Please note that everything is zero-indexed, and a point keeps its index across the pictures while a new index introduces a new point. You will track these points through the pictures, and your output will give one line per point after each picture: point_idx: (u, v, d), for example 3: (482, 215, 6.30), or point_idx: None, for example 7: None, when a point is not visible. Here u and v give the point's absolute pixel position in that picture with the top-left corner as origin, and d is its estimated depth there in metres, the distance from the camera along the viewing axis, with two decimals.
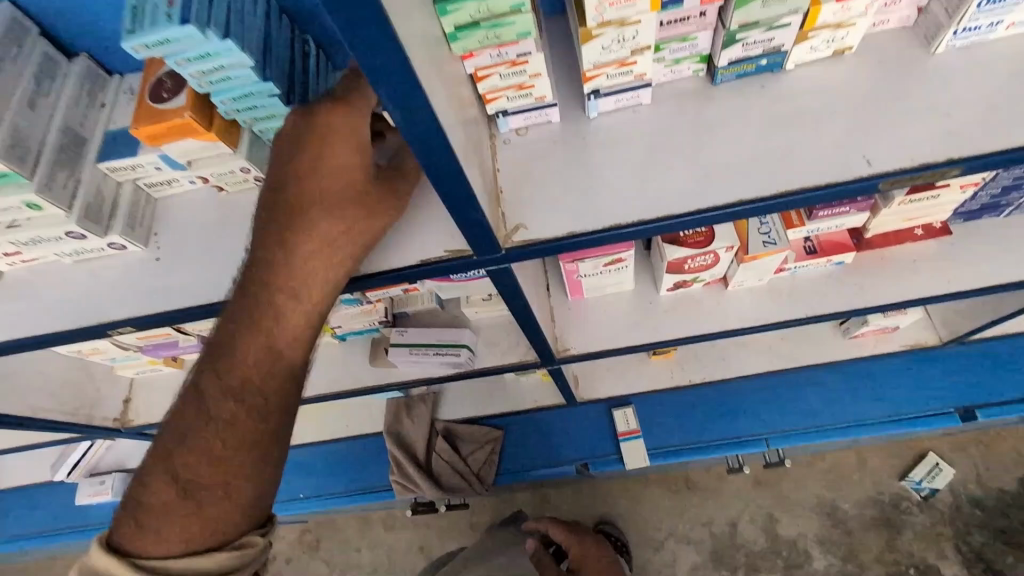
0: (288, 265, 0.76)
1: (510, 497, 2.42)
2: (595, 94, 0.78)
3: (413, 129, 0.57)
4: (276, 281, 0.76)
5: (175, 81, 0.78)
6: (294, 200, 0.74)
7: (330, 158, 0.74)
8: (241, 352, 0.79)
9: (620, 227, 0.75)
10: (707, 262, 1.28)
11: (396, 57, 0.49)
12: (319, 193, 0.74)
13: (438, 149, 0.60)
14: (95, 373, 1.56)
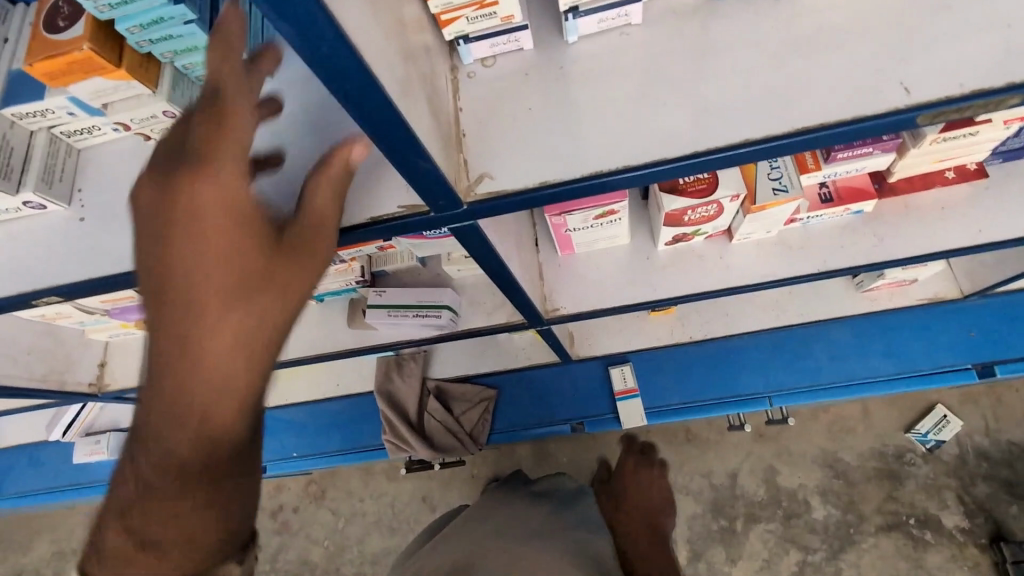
0: (197, 351, 0.51)
1: (509, 451, 2.41)
2: (573, 13, 0.65)
3: (322, 61, 0.45)
4: (180, 368, 0.51)
5: (73, 7, 0.65)
6: (192, 238, 0.50)
7: (229, 170, 0.51)
8: (162, 432, 0.52)
9: (602, 175, 0.63)
10: (709, 213, 1.16)
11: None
12: (223, 221, 0.50)
13: (364, 82, 0.47)
14: (65, 338, 1.48)
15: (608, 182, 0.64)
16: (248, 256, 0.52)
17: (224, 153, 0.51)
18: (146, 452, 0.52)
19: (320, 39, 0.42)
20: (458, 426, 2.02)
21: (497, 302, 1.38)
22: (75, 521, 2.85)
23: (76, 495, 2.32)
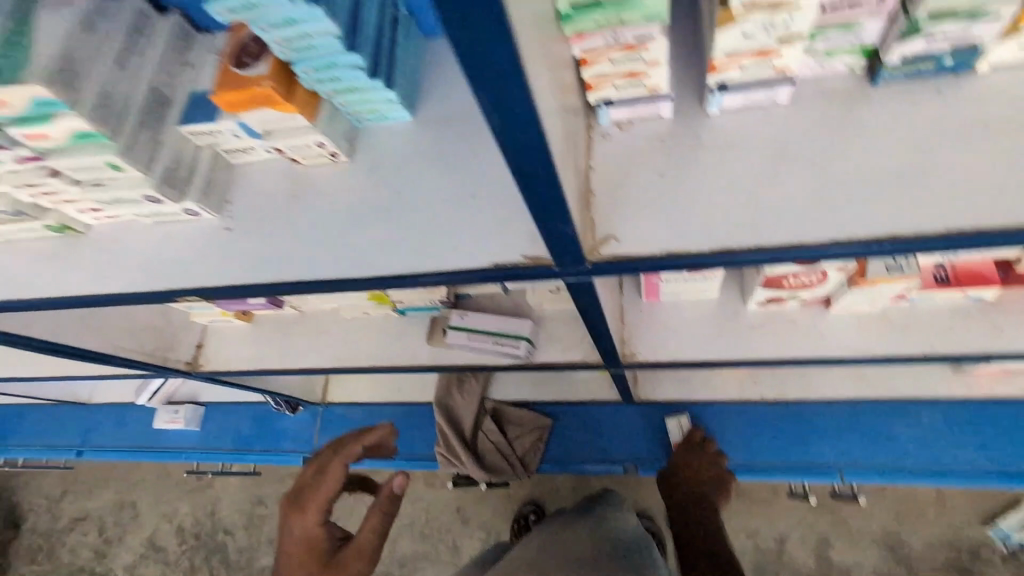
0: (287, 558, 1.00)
1: (549, 479, 2.38)
2: (721, 90, 0.65)
3: (510, 136, 0.48)
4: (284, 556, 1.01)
5: (258, 45, 0.73)
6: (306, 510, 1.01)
7: (318, 500, 1.02)
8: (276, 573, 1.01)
9: (732, 252, 0.63)
10: (810, 280, 1.12)
11: (508, 49, 0.40)
12: (309, 527, 1.01)
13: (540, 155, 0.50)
14: (174, 318, 1.61)
15: (735, 261, 0.64)
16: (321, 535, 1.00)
17: (323, 486, 1.03)
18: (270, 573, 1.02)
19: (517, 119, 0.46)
20: (511, 449, 1.99)
21: (574, 338, 1.38)
22: (139, 478, 3.06)
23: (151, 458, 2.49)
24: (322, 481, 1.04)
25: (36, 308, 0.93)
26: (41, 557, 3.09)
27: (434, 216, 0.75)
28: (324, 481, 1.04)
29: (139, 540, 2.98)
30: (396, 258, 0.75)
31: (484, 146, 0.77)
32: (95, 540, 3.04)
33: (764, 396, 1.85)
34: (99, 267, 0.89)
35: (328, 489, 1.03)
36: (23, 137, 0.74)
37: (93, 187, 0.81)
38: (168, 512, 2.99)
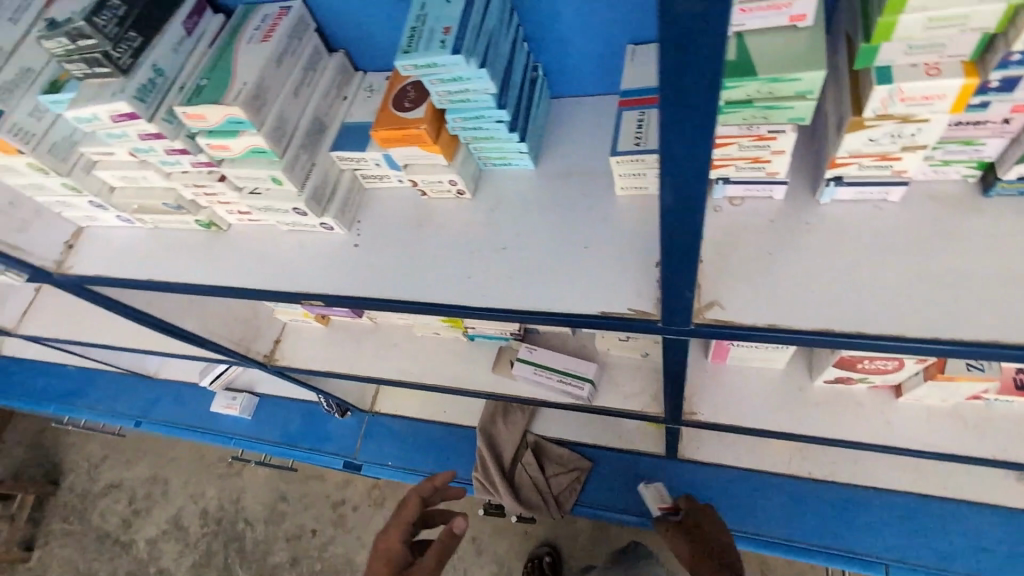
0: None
1: (570, 522, 2.36)
2: (836, 181, 0.71)
3: (674, 220, 0.54)
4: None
5: (418, 93, 0.83)
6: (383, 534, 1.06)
7: (398, 525, 1.05)
8: None
9: (833, 334, 0.67)
10: (886, 366, 1.11)
11: (704, 155, 0.46)
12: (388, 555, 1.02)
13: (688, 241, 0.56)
14: (261, 313, 1.73)
15: (837, 344, 0.68)
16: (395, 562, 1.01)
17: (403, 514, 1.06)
18: None
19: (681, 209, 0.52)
20: (546, 487, 1.98)
21: (634, 388, 1.40)
22: (167, 454, 3.08)
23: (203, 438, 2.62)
24: (401, 509, 1.07)
25: (177, 290, 1.05)
26: (71, 516, 3.06)
27: (548, 261, 0.83)
28: (403, 508, 1.07)
29: (164, 516, 2.95)
30: (510, 294, 0.83)
31: (600, 204, 0.85)
32: (124, 509, 3.02)
33: (811, 473, 1.80)
34: (241, 264, 1.01)
35: (405, 515, 1.06)
36: (208, 147, 0.86)
37: (251, 194, 0.93)
38: (195, 494, 2.98)
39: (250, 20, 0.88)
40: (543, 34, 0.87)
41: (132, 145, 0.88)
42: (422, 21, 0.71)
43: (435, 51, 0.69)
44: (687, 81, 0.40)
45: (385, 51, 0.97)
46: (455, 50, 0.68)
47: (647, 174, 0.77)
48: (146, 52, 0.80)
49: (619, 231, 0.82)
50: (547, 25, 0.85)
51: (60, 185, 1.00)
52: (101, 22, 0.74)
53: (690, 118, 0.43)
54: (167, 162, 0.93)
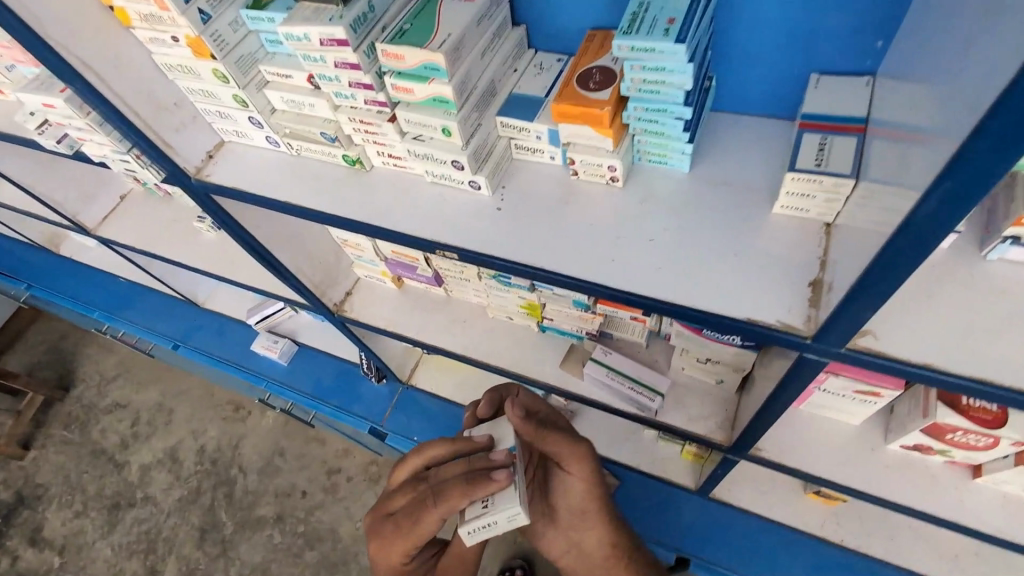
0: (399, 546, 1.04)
1: None
2: (1013, 240, 0.72)
3: (912, 231, 0.54)
4: (397, 546, 1.04)
5: (604, 77, 0.87)
6: (417, 529, 0.99)
7: (409, 541, 1.02)
8: (386, 552, 1.07)
9: (993, 385, 0.67)
10: (977, 443, 1.10)
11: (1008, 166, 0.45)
12: (402, 554, 1.05)
13: (908, 266, 0.57)
14: (341, 262, 1.77)
15: (989, 394, 0.68)
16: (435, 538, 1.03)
17: (418, 536, 1.00)
18: (380, 548, 1.07)
19: (921, 235, 0.53)
20: None
21: (701, 412, 1.39)
22: (186, 386, 3.12)
23: (235, 373, 2.65)
24: (420, 532, 0.99)
25: (310, 217, 1.09)
26: (73, 426, 3.09)
27: (693, 259, 0.85)
28: (420, 530, 0.99)
29: (162, 445, 2.97)
30: (651, 283, 0.85)
31: (753, 217, 0.87)
32: (124, 429, 3.05)
33: (843, 541, 1.74)
34: (379, 204, 1.06)
35: (421, 537, 1.00)
36: (392, 87, 0.90)
37: (414, 140, 0.96)
38: (196, 430, 2.99)
39: None
40: (729, 48, 0.90)
41: (319, 71, 0.92)
42: (643, 9, 0.76)
43: (657, 38, 0.73)
44: None
45: (563, 34, 1.00)
46: (678, 39, 0.72)
47: (816, 197, 0.79)
48: None
49: (772, 246, 0.83)
50: (737, 39, 0.88)
51: (230, 97, 1.05)
52: None
53: (1014, 127, 0.42)
54: (341, 95, 0.97)
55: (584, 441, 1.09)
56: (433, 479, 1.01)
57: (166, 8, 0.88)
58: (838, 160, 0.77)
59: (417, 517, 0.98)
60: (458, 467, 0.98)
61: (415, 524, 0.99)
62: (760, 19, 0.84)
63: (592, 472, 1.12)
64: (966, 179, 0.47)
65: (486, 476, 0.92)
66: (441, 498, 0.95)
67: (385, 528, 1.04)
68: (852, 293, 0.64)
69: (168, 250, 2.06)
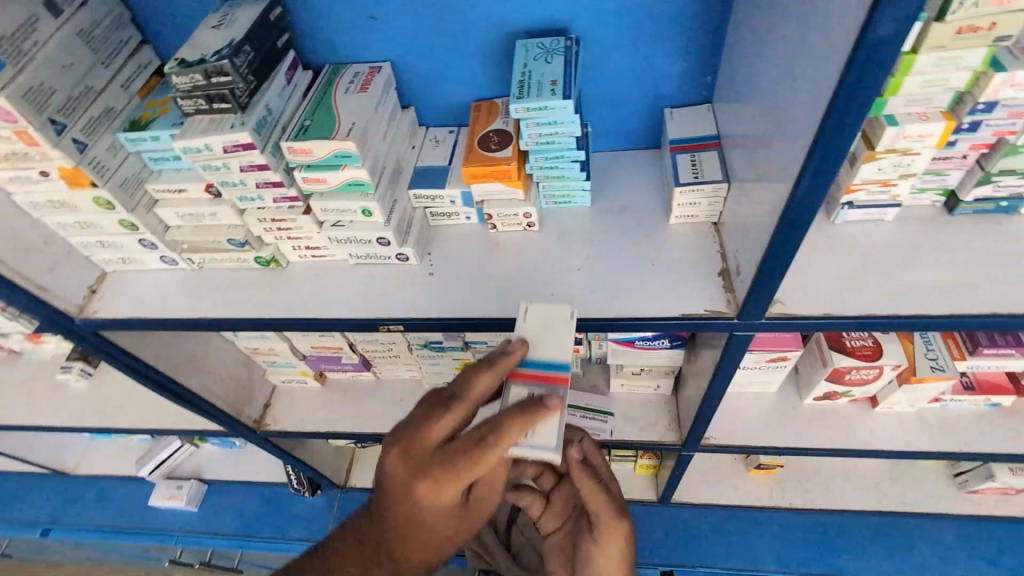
0: (415, 513, 0.77)
1: None
2: (849, 205, 0.91)
3: (795, 206, 0.67)
4: (410, 514, 0.78)
5: (501, 138, 0.96)
6: (450, 488, 0.73)
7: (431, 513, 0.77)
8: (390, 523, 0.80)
9: (875, 316, 0.83)
10: (868, 376, 1.30)
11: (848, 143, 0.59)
12: (419, 526, 0.79)
13: (797, 236, 0.70)
14: (254, 373, 1.63)
15: (876, 324, 0.84)
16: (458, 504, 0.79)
17: (424, 517, 0.78)
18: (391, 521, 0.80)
19: (800, 209, 0.67)
20: None
21: (649, 420, 1.48)
22: None
23: (133, 539, 2.25)
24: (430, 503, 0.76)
25: (230, 327, 1.03)
26: None
27: (620, 275, 0.95)
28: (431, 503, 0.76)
29: None
30: (591, 307, 0.93)
31: (656, 230, 1.00)
32: None
33: (791, 503, 1.92)
34: (304, 298, 1.03)
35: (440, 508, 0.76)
36: (303, 180, 0.91)
37: (333, 227, 0.97)
38: None
39: (341, 76, 0.99)
40: (597, 98, 1.04)
41: (221, 179, 0.91)
42: (526, 75, 0.86)
43: (546, 97, 0.83)
44: (861, 81, 0.53)
45: (450, 109, 1.09)
46: (565, 96, 0.83)
47: (702, 202, 0.94)
48: (259, 92, 0.87)
49: (679, 251, 0.96)
50: (602, 90, 1.03)
51: (116, 223, 0.98)
52: (238, 61, 0.81)
53: (846, 114, 0.56)
54: (246, 198, 0.95)
55: (623, 515, 0.98)
56: (449, 427, 0.74)
57: (35, 143, 0.83)
58: (709, 171, 0.94)
59: (429, 493, 0.74)
60: (483, 391, 0.76)
61: (421, 496, 0.75)
62: (617, 72, 1.00)
63: (619, 550, 0.98)
64: (823, 160, 0.61)
65: (531, 403, 0.70)
66: (475, 453, 0.70)
67: (398, 494, 0.77)
68: (759, 272, 0.76)
69: (24, 417, 1.74)
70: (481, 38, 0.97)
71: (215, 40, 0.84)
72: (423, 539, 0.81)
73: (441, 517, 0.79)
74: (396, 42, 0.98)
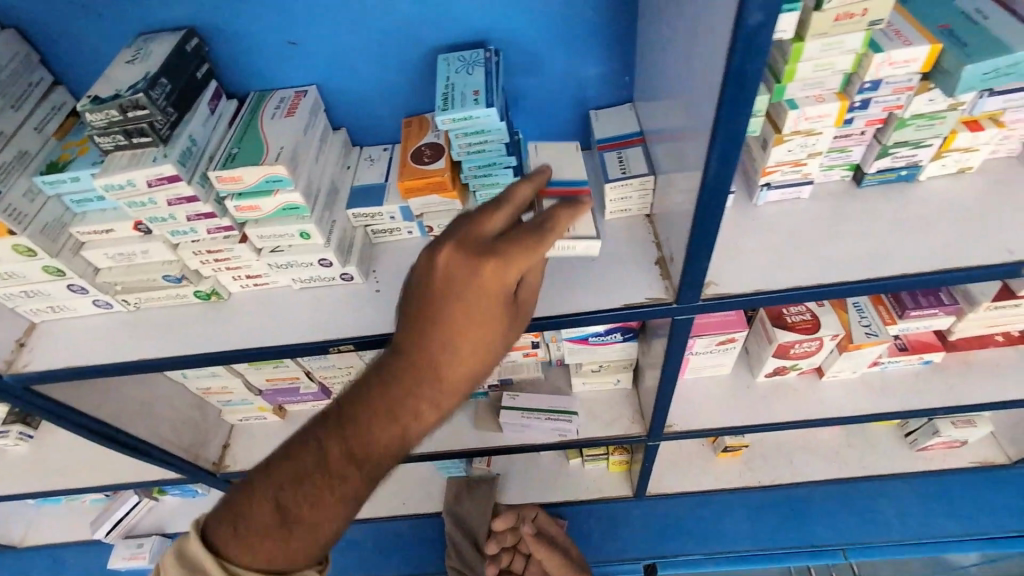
0: (469, 314, 0.72)
1: None
2: (767, 187, 0.97)
3: (710, 190, 0.70)
4: (458, 322, 0.73)
5: (434, 151, 0.98)
6: (511, 277, 0.72)
7: (484, 313, 0.72)
8: (432, 341, 0.73)
9: (799, 288, 0.89)
10: (811, 348, 1.37)
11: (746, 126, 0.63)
12: (466, 337, 0.73)
13: (716, 218, 0.74)
14: (208, 416, 1.56)
15: (800, 295, 0.89)
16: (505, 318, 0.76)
17: (484, 316, 0.73)
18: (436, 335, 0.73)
19: (713, 192, 0.70)
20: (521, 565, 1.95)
21: (613, 415, 1.50)
22: None
23: None
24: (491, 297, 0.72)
25: (174, 366, 1.00)
26: None
27: (564, 273, 0.97)
28: (495, 294, 0.72)
29: None
30: (537, 307, 0.94)
31: (593, 227, 1.03)
32: None
33: (761, 482, 1.97)
34: (249, 328, 1.01)
35: (493, 308, 0.73)
36: (236, 208, 0.90)
37: (272, 253, 0.96)
38: None
39: (267, 102, 0.99)
40: (523, 105, 1.08)
41: (149, 215, 0.89)
42: (449, 88, 0.88)
43: (470, 106, 0.86)
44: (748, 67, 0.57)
45: (381, 127, 1.10)
46: (488, 104, 0.86)
47: (632, 196, 0.99)
48: (182, 124, 0.86)
49: (616, 244, 1.00)
50: (527, 96, 1.06)
51: (39, 270, 0.94)
52: (155, 94, 0.80)
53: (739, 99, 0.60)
54: (178, 232, 0.93)
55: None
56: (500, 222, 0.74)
57: None
58: (635, 166, 0.98)
59: (494, 276, 0.71)
60: (525, 198, 0.77)
61: (485, 285, 0.71)
62: (539, 79, 1.04)
63: None
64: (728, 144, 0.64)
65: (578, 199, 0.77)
66: (541, 236, 0.73)
67: (446, 296, 0.71)
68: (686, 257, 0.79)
69: None
70: (403, 55, 0.99)
71: (129, 75, 0.82)
72: (465, 365, 0.75)
73: (497, 321, 0.75)
74: (321, 65, 1.00)
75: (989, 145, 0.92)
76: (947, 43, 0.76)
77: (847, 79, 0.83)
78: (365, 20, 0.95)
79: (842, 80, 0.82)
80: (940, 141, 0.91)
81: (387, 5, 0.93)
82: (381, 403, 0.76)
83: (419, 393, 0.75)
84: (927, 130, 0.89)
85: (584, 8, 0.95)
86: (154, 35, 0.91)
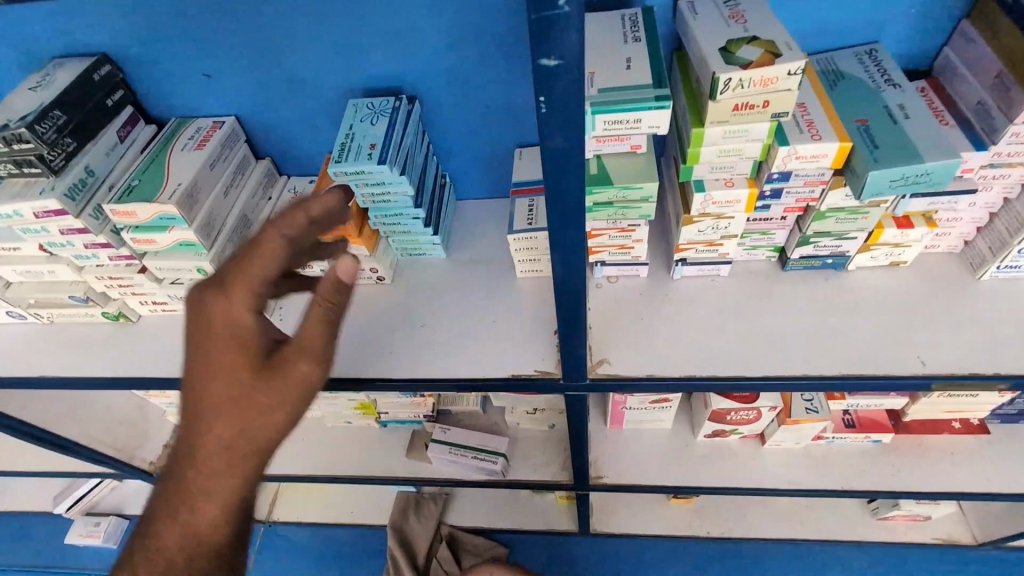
0: (204, 364, 0.64)
1: None
2: (682, 262, 0.92)
3: (564, 288, 0.65)
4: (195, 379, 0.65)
5: None
6: (227, 307, 0.62)
7: (222, 359, 0.63)
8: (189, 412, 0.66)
9: (692, 379, 0.84)
10: (749, 417, 1.32)
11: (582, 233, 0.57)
12: (217, 389, 0.64)
13: (582, 311, 0.70)
14: (149, 415, 1.57)
15: (694, 385, 0.84)
16: (249, 355, 0.64)
17: (214, 371, 0.64)
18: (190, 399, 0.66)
19: (569, 289, 0.66)
20: None
21: (546, 458, 1.48)
22: None
23: None
24: (224, 358, 0.64)
25: (73, 385, 1.00)
26: None
27: (463, 333, 0.94)
28: (221, 348, 0.63)
29: None
30: (429, 367, 0.92)
31: (504, 282, 1.00)
32: None
33: (709, 533, 1.91)
34: (149, 355, 1.01)
35: (224, 344, 0.63)
36: (133, 241, 0.90)
37: (173, 284, 0.96)
38: None
39: (183, 131, 0.98)
40: (447, 150, 1.05)
41: (46, 241, 0.90)
42: (350, 139, 0.86)
43: (364, 161, 0.83)
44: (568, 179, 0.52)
45: (306, 159, 1.09)
46: (381, 160, 0.83)
47: (541, 246, 0.92)
48: (78, 154, 0.86)
49: (523, 307, 0.96)
50: (452, 141, 1.03)
51: None
52: (42, 128, 0.80)
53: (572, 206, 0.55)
54: (80, 257, 0.94)
55: None
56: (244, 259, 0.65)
57: None
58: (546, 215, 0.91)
59: (213, 319, 0.63)
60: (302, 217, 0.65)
61: (218, 324, 0.63)
62: (462, 126, 1.01)
63: None
64: (567, 249, 0.59)
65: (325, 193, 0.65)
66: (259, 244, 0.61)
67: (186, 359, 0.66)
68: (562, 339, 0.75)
69: None
70: (322, 94, 0.98)
71: (25, 104, 0.82)
72: (225, 421, 0.64)
73: (238, 375, 0.64)
74: (239, 97, 0.98)
75: (922, 242, 0.85)
76: (858, 143, 0.71)
77: (756, 166, 0.77)
78: (278, 58, 0.93)
79: (754, 165, 0.76)
80: (866, 235, 0.85)
81: (298, 44, 0.90)
82: (173, 499, 0.69)
83: (189, 490, 0.68)
84: (851, 223, 0.83)
85: (501, 63, 0.91)
86: (65, 61, 0.91)
